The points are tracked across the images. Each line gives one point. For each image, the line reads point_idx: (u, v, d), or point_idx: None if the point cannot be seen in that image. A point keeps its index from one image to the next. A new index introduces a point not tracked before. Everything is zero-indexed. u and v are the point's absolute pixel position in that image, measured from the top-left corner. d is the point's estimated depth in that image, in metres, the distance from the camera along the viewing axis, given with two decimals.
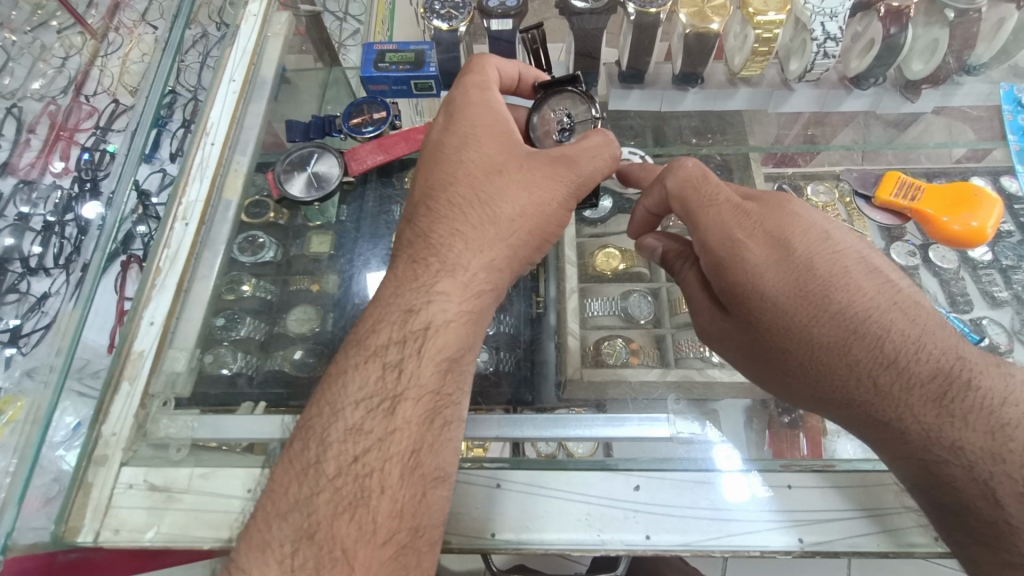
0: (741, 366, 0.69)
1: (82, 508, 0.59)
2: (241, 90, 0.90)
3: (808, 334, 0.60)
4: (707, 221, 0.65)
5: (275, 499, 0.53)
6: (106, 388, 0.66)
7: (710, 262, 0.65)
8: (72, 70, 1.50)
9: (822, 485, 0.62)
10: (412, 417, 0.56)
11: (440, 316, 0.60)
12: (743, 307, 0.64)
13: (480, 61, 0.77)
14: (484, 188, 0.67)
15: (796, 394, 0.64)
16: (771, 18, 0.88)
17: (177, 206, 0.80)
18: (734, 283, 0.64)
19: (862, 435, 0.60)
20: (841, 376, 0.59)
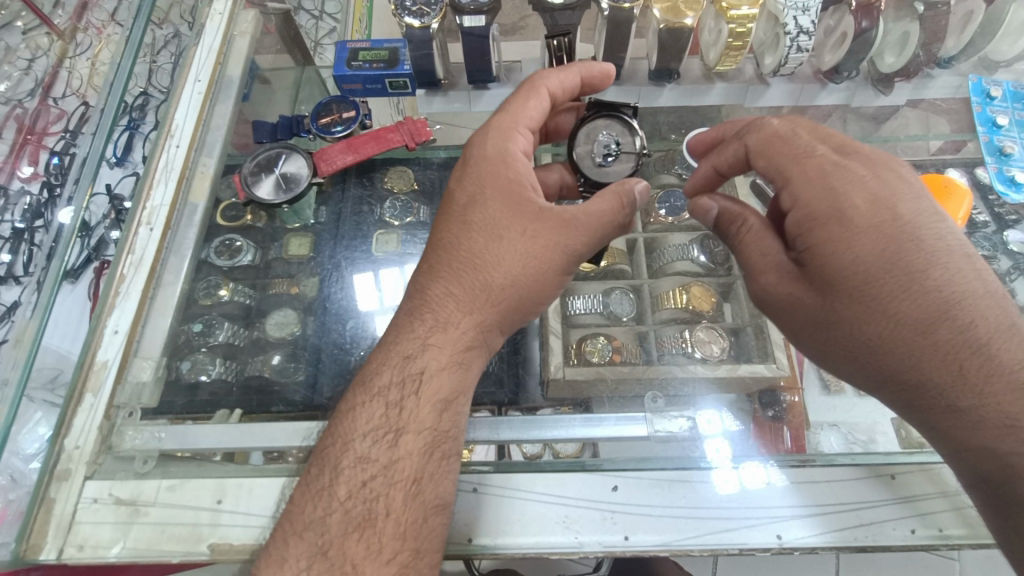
0: (797, 334, 0.63)
1: (44, 525, 0.57)
2: (207, 91, 0.88)
3: (903, 304, 0.56)
4: (804, 178, 0.60)
5: (293, 519, 0.54)
6: (67, 401, 0.64)
7: (801, 220, 0.59)
8: (39, 72, 1.46)
9: (816, 478, 0.62)
10: (413, 451, 0.56)
11: (434, 363, 0.60)
12: (832, 271, 0.58)
13: (522, 92, 0.73)
14: (481, 253, 0.64)
15: (871, 366, 0.59)
16: (744, 13, 0.87)
17: (141, 211, 0.78)
18: (826, 243, 0.58)
19: (940, 417, 0.57)
20: (921, 353, 0.55)
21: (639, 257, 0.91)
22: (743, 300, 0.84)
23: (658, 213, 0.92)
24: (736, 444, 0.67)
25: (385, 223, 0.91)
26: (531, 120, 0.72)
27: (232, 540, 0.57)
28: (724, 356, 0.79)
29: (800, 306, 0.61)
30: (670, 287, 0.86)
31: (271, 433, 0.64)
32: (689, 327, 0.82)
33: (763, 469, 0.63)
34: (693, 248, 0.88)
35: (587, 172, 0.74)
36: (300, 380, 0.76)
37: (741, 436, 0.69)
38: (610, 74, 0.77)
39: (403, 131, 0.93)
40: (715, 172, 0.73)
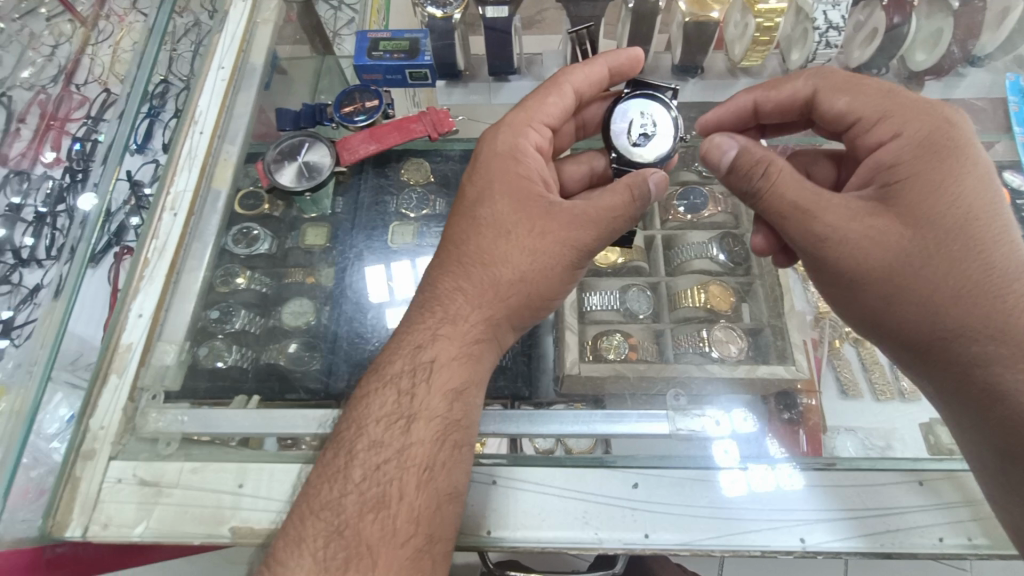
0: (870, 274, 0.59)
1: (70, 503, 0.58)
2: (230, 78, 0.88)
3: (985, 247, 0.59)
4: (905, 113, 0.64)
5: (309, 499, 0.54)
6: (94, 381, 0.65)
7: (902, 148, 0.62)
8: (62, 59, 1.48)
9: (841, 482, 0.61)
10: (425, 438, 0.56)
11: (442, 354, 0.60)
12: (926, 204, 0.59)
13: (542, 90, 0.73)
14: (490, 248, 0.64)
15: (949, 309, 0.58)
16: (772, 7, 0.86)
17: (166, 196, 0.79)
18: (926, 173, 0.60)
19: (1008, 367, 0.57)
20: (986, 304, 0.58)
21: (657, 253, 0.90)
22: (762, 300, 0.84)
23: (677, 210, 0.91)
24: (741, 443, 0.66)
25: (400, 215, 0.91)
26: (546, 117, 0.71)
27: (253, 523, 0.57)
28: (742, 356, 0.79)
29: (883, 240, 0.59)
30: (688, 285, 0.85)
31: (291, 419, 0.65)
32: (707, 327, 0.82)
33: (770, 472, 0.62)
34: (712, 246, 0.88)
35: (620, 150, 0.73)
36: (316, 368, 0.77)
37: (758, 437, 0.68)
38: (638, 64, 0.75)
39: (426, 121, 0.93)
40: (754, 107, 0.76)
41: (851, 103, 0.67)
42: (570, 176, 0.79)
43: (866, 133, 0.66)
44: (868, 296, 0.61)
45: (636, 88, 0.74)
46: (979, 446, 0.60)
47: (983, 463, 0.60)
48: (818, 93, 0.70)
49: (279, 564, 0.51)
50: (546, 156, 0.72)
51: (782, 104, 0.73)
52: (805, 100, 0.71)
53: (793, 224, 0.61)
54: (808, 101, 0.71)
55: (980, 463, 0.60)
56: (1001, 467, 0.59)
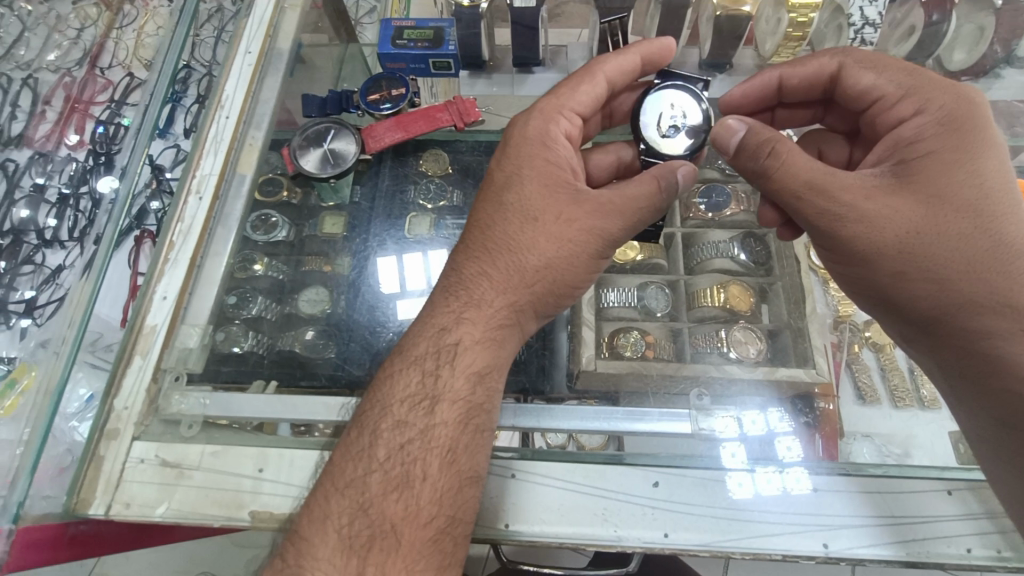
0: (887, 249, 0.59)
1: (94, 481, 0.59)
2: (257, 63, 0.88)
3: (997, 224, 0.59)
4: (928, 91, 0.63)
5: (334, 477, 0.54)
6: (118, 361, 0.66)
7: (924, 126, 0.62)
8: (86, 42, 1.49)
9: (868, 488, 0.60)
10: (450, 419, 0.56)
11: (467, 338, 0.60)
12: (942, 181, 0.59)
13: (574, 77, 0.72)
14: (517, 234, 0.63)
15: (959, 283, 0.58)
16: (806, 2, 0.84)
17: (191, 180, 0.79)
18: (944, 150, 0.60)
19: (1008, 339, 0.58)
20: (996, 279, 0.58)
21: (676, 251, 0.89)
22: (781, 300, 0.83)
23: (697, 208, 0.89)
24: (750, 446, 0.65)
25: (417, 206, 0.91)
26: (577, 105, 0.71)
27: (272, 508, 0.58)
28: (761, 358, 0.77)
29: (897, 216, 0.58)
30: (707, 284, 0.84)
31: (309, 406, 0.65)
32: (726, 327, 0.80)
33: (777, 474, 0.61)
34: (733, 245, 0.86)
35: (648, 141, 0.72)
36: (332, 356, 0.77)
37: (768, 439, 0.66)
38: (671, 53, 0.74)
39: (452, 110, 0.94)
40: (778, 82, 0.75)
41: (875, 79, 0.66)
42: (597, 165, 0.77)
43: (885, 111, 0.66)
44: (878, 272, 0.61)
45: (665, 79, 0.73)
46: (978, 416, 0.62)
47: (981, 429, 0.62)
48: (843, 68, 0.69)
49: (303, 541, 0.51)
50: (575, 144, 0.71)
51: (808, 80, 0.72)
52: (830, 76, 0.70)
53: (807, 202, 0.60)
54: (833, 77, 0.71)
55: (979, 430, 0.62)
56: (997, 433, 0.60)
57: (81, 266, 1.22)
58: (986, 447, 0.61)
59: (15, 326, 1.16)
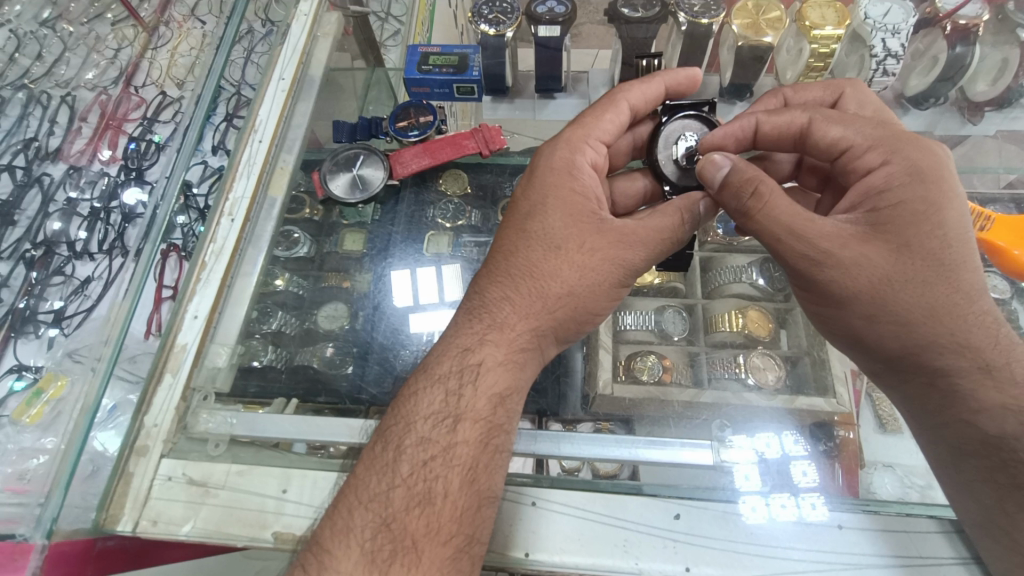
0: (860, 296, 0.60)
1: (122, 497, 0.60)
2: (290, 89, 0.90)
3: (961, 271, 0.60)
4: (897, 142, 0.63)
5: (358, 492, 0.54)
6: (149, 379, 0.67)
7: (891, 175, 0.61)
8: (122, 61, 1.54)
9: (885, 527, 0.59)
10: (471, 438, 0.56)
11: (490, 359, 0.60)
12: (911, 231, 0.60)
13: (598, 107, 0.73)
14: (539, 261, 0.64)
15: (924, 329, 0.59)
16: (828, 33, 0.85)
17: (225, 202, 0.80)
18: (914, 200, 0.60)
19: (965, 377, 0.60)
20: (955, 323, 0.59)
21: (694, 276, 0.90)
22: (800, 326, 0.82)
23: (716, 232, 0.91)
24: (766, 473, 0.64)
25: (437, 225, 0.93)
26: (600, 133, 0.72)
27: (295, 530, 0.58)
28: (780, 386, 0.77)
29: (869, 263, 0.59)
30: (725, 310, 0.83)
31: (334, 427, 0.65)
32: (744, 352, 0.80)
33: (791, 500, 0.61)
34: (752, 270, 0.86)
35: (673, 183, 0.74)
36: (349, 373, 0.79)
37: (783, 464, 0.66)
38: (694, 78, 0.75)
39: (479, 138, 0.95)
40: (754, 128, 0.72)
41: (843, 131, 0.66)
42: (621, 193, 0.79)
43: (857, 154, 0.65)
44: (851, 313, 0.62)
45: (672, 114, 0.75)
46: (936, 442, 0.63)
47: (936, 456, 0.63)
48: (812, 123, 0.68)
49: (326, 552, 0.51)
50: (599, 171, 0.72)
51: (780, 129, 0.70)
52: (800, 129, 0.69)
53: (787, 246, 0.61)
54: (802, 131, 0.69)
55: (933, 453, 0.63)
56: (952, 459, 0.61)
57: (111, 278, 1.27)
58: (942, 473, 0.62)
59: (43, 336, 1.19)
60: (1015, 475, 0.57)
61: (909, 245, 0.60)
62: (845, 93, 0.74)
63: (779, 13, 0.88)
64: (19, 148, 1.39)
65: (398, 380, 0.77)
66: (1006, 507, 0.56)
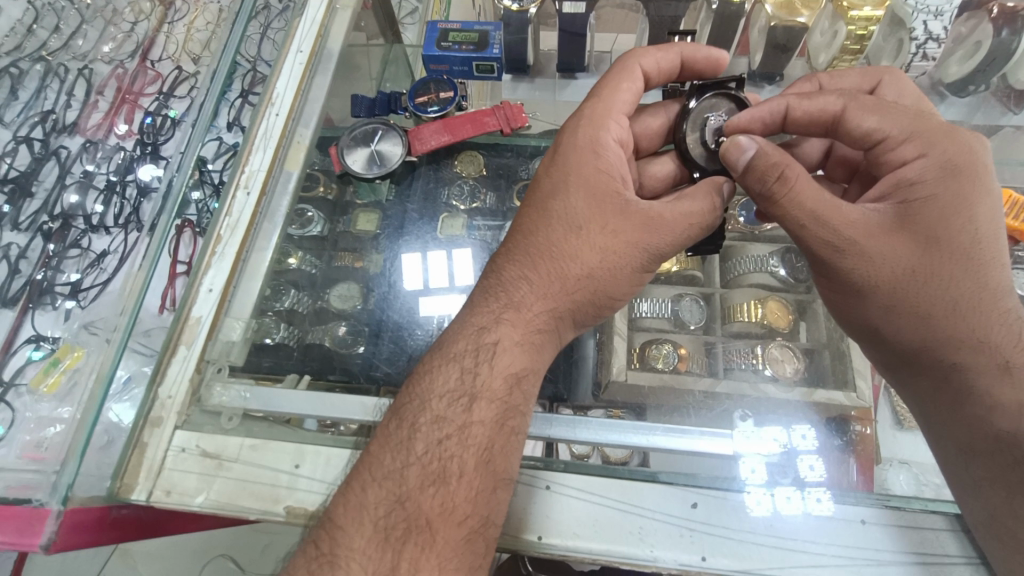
0: (881, 287, 0.59)
1: (137, 466, 0.60)
2: (308, 62, 0.88)
3: (988, 268, 0.58)
4: (935, 135, 0.60)
5: (371, 469, 0.53)
6: (164, 351, 0.67)
7: (926, 169, 0.59)
8: (139, 35, 1.53)
9: (899, 522, 0.57)
10: (486, 418, 0.55)
11: (507, 339, 0.59)
12: (940, 224, 0.58)
13: (612, 77, 0.71)
14: (559, 241, 0.62)
15: (943, 324, 0.58)
16: (866, 15, 0.81)
17: (240, 174, 0.79)
18: (945, 195, 0.58)
19: (982, 375, 0.57)
20: (977, 320, 0.57)
21: (712, 265, 0.88)
22: (821, 318, 0.80)
23: (737, 220, 0.88)
24: (771, 465, 0.62)
25: (450, 207, 0.92)
26: (625, 107, 0.71)
27: (308, 505, 0.58)
28: (798, 378, 0.75)
29: (891, 254, 0.58)
30: (744, 299, 0.82)
31: (347, 405, 0.65)
32: (762, 344, 0.79)
33: (796, 493, 0.59)
34: (774, 260, 0.83)
35: (701, 169, 0.72)
36: (361, 352, 0.78)
37: (789, 458, 0.63)
38: (719, 57, 0.74)
39: (500, 115, 0.93)
40: (784, 114, 0.67)
41: (879, 121, 0.62)
42: (650, 176, 0.77)
43: (893, 144, 0.62)
44: (870, 304, 0.60)
45: (699, 93, 0.72)
46: (944, 439, 0.60)
47: (944, 454, 0.60)
48: (847, 110, 0.63)
49: (338, 528, 0.51)
50: (624, 148, 0.70)
51: (814, 116, 0.65)
52: (832, 117, 0.65)
53: (811, 233, 0.59)
54: (834, 120, 0.65)
55: (942, 452, 0.61)
56: (961, 458, 0.59)
57: (127, 251, 1.27)
58: (952, 474, 0.59)
59: (60, 307, 1.20)
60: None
61: (936, 239, 0.58)
62: (883, 82, 0.72)
63: None
64: (37, 120, 1.39)
65: (410, 360, 0.76)
66: (1014, 506, 0.54)
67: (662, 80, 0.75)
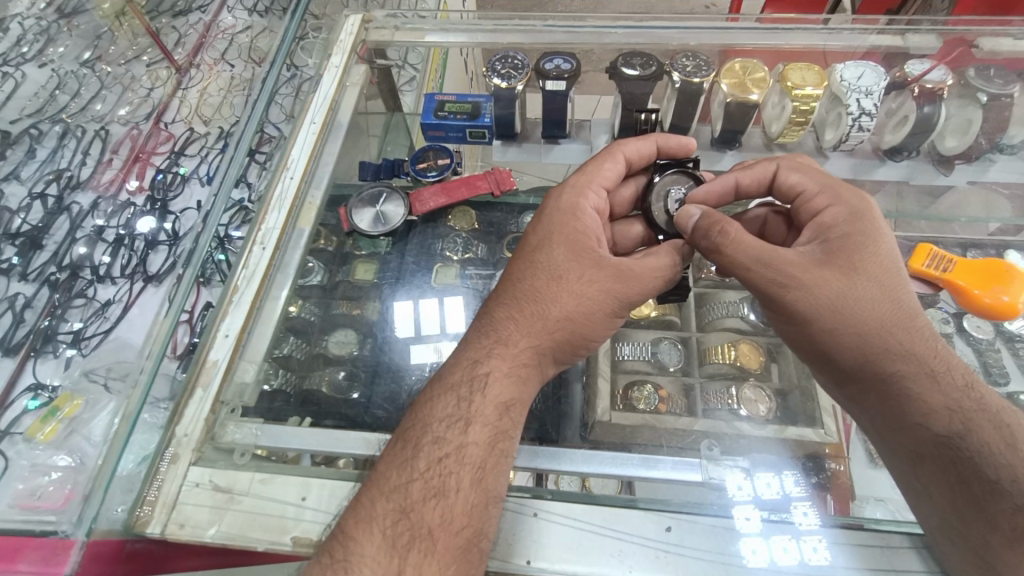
0: (822, 314, 0.66)
1: (153, 502, 0.65)
2: (320, 132, 0.99)
3: (899, 290, 0.68)
4: (839, 187, 0.73)
5: (379, 484, 0.58)
6: (182, 392, 0.73)
7: (836, 215, 0.71)
8: (155, 99, 1.65)
9: (855, 541, 0.63)
10: (480, 440, 0.61)
11: (497, 370, 0.66)
12: (857, 257, 0.68)
13: (599, 156, 0.81)
14: (542, 288, 0.70)
15: (876, 340, 0.65)
16: (808, 93, 0.95)
17: (257, 232, 0.87)
18: (857, 233, 0.69)
19: (915, 383, 0.64)
20: (901, 335, 0.66)
21: (688, 310, 0.95)
22: (791, 361, 0.87)
23: (708, 269, 0.96)
24: (768, 517, 0.65)
25: (444, 258, 1.00)
26: (604, 181, 0.80)
27: (313, 535, 0.62)
28: (770, 416, 0.82)
29: (824, 285, 0.66)
30: (718, 342, 0.89)
31: (353, 441, 0.71)
32: (736, 384, 0.85)
33: (793, 543, 0.63)
34: (743, 305, 0.91)
35: (666, 234, 0.82)
36: (356, 398, 0.84)
37: (783, 504, 0.67)
38: (687, 146, 0.84)
39: (491, 180, 1.05)
40: (734, 186, 0.79)
41: (801, 177, 0.76)
42: (621, 235, 0.86)
43: (810, 196, 0.75)
44: (815, 331, 0.67)
45: (663, 171, 0.84)
46: (893, 452, 0.67)
47: (897, 466, 0.67)
48: (780, 170, 0.78)
49: (349, 538, 0.55)
50: (601, 214, 0.79)
51: (756, 182, 0.79)
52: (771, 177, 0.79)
53: (755, 275, 0.68)
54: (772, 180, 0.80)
55: (894, 463, 0.67)
56: (911, 465, 0.65)
57: (133, 302, 1.34)
58: (905, 484, 0.66)
59: (61, 355, 1.23)
60: (962, 472, 0.61)
61: (856, 269, 0.67)
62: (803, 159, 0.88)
63: (763, 75, 0.98)
64: (51, 178, 1.47)
65: (406, 400, 0.83)
66: (957, 506, 0.61)
67: (641, 166, 0.85)
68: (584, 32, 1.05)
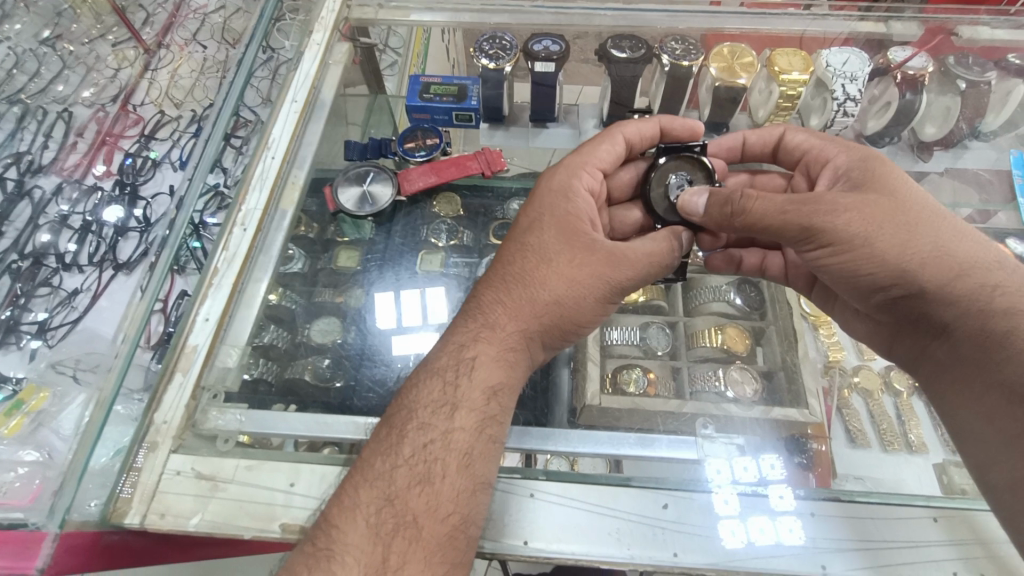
0: (894, 236, 0.63)
1: (133, 492, 0.63)
2: (302, 111, 0.96)
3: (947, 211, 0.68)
4: (840, 140, 0.77)
5: (363, 472, 0.57)
6: (161, 377, 0.71)
7: (848, 158, 0.73)
8: (122, 81, 1.58)
9: (844, 514, 0.64)
10: (467, 425, 0.60)
11: (483, 355, 0.64)
12: (895, 183, 0.67)
13: (596, 138, 0.81)
14: (532, 271, 0.69)
15: (956, 255, 0.64)
16: (795, 77, 0.96)
17: (237, 213, 0.84)
18: (883, 164, 0.70)
19: (1012, 295, 0.63)
20: (974, 249, 0.65)
21: (675, 294, 0.94)
22: (775, 344, 0.88)
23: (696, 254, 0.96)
24: (743, 496, 0.66)
25: (429, 244, 0.98)
26: (598, 162, 0.79)
27: (302, 521, 0.61)
28: (757, 398, 0.82)
29: (871, 209, 0.64)
30: (705, 326, 0.89)
31: (345, 425, 0.70)
32: (723, 367, 0.86)
33: (769, 524, 0.64)
34: (730, 290, 0.92)
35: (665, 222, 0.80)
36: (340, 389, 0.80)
37: (760, 487, 0.67)
38: (693, 129, 0.83)
39: (481, 160, 1.03)
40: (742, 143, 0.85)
41: (806, 135, 0.80)
42: (618, 221, 0.86)
43: (813, 153, 0.78)
44: (888, 260, 0.64)
45: (668, 154, 0.82)
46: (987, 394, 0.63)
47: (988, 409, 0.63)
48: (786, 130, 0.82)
49: (333, 527, 0.54)
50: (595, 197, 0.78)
51: (764, 141, 0.84)
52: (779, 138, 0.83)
53: (796, 214, 0.64)
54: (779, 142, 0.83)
55: (980, 410, 0.64)
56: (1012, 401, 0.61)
57: (101, 291, 1.27)
58: (994, 429, 0.63)
59: (25, 347, 1.17)
60: None
61: (901, 192, 0.66)
62: None
63: (751, 59, 0.98)
64: (11, 162, 1.40)
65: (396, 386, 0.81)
66: None
67: (643, 148, 0.85)
68: (574, 13, 1.04)
